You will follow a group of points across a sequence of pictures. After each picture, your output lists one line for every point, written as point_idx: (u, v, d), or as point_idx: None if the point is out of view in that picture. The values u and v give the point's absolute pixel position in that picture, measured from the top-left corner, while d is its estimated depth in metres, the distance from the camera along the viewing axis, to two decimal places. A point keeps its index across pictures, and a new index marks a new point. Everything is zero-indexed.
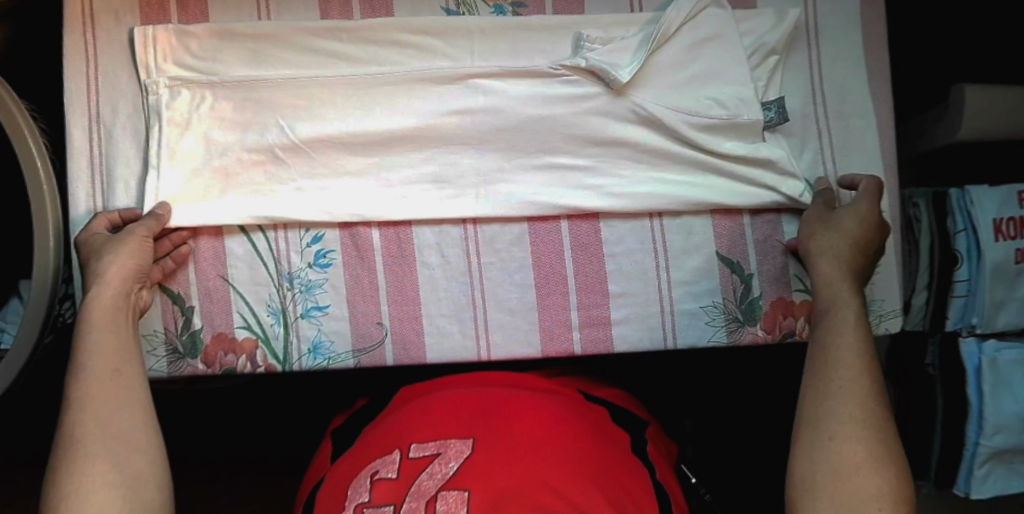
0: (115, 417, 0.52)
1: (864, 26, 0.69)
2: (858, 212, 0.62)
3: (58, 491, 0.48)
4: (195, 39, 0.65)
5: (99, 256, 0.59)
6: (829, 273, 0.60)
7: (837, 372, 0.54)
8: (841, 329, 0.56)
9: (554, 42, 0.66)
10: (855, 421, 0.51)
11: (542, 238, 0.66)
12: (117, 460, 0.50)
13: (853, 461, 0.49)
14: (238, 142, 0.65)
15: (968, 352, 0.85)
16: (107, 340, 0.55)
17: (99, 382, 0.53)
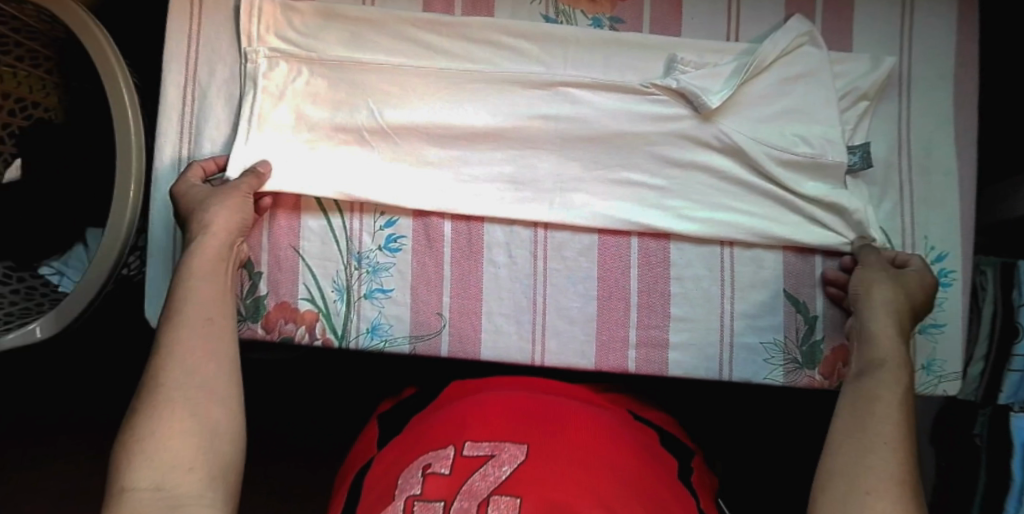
0: (201, 366, 0.53)
1: (956, 84, 0.69)
2: (921, 276, 0.62)
3: (138, 431, 0.49)
4: (299, 15, 0.67)
5: (204, 203, 0.60)
6: (882, 326, 0.59)
7: (880, 430, 0.52)
8: (879, 387, 0.55)
9: (647, 61, 0.66)
10: (893, 477, 0.48)
11: (612, 251, 0.66)
12: (199, 410, 0.51)
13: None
14: (325, 119, 0.65)
15: (1018, 426, 0.80)
16: (206, 290, 0.57)
17: (193, 330, 0.55)
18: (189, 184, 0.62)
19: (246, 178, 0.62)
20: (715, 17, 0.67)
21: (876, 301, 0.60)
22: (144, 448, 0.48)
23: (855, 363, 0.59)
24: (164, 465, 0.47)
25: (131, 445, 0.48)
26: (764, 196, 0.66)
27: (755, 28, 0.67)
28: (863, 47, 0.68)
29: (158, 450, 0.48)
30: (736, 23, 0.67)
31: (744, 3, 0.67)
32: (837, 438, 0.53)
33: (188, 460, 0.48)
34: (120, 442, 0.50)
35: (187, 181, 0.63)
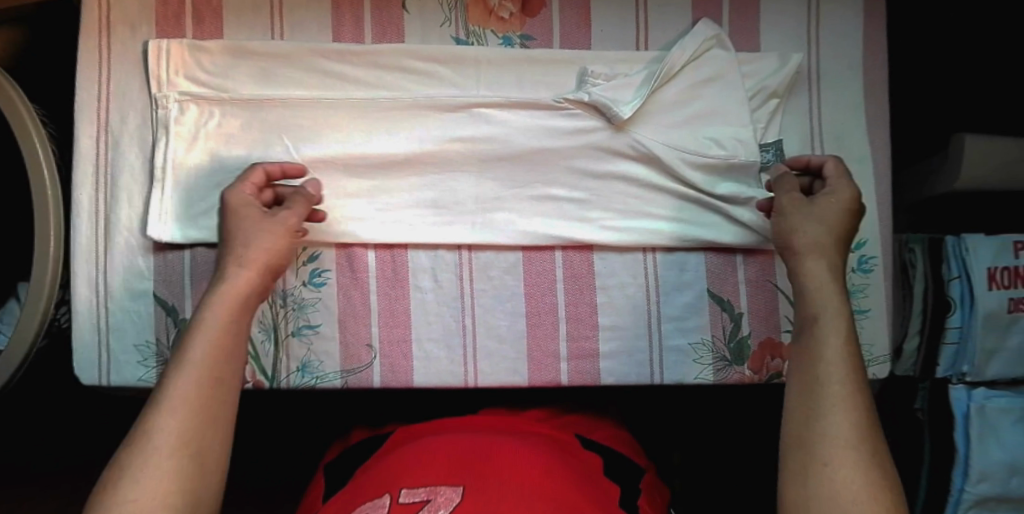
0: (197, 429, 0.50)
1: (865, 73, 0.69)
2: (838, 197, 0.61)
3: (116, 494, 0.46)
4: (208, 54, 0.67)
5: (245, 237, 0.60)
6: (813, 273, 0.58)
7: (828, 389, 0.51)
8: (825, 342, 0.53)
9: (559, 76, 0.67)
10: (846, 442, 0.48)
11: (536, 268, 0.67)
12: (185, 480, 0.48)
13: (846, 490, 0.46)
14: (243, 160, 0.66)
15: (956, 398, 0.86)
16: (216, 340, 0.54)
17: (194, 387, 0.52)
18: (238, 211, 0.60)
19: (289, 212, 0.61)
20: (624, 27, 0.68)
21: (801, 248, 0.59)
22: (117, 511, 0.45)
23: (798, 316, 0.57)
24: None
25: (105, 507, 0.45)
26: (682, 201, 0.67)
27: (664, 34, 0.68)
28: (772, 43, 0.69)
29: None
30: (645, 31, 0.68)
31: (652, 11, 0.68)
32: (792, 407, 0.52)
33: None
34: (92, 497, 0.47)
35: (235, 204, 0.60)
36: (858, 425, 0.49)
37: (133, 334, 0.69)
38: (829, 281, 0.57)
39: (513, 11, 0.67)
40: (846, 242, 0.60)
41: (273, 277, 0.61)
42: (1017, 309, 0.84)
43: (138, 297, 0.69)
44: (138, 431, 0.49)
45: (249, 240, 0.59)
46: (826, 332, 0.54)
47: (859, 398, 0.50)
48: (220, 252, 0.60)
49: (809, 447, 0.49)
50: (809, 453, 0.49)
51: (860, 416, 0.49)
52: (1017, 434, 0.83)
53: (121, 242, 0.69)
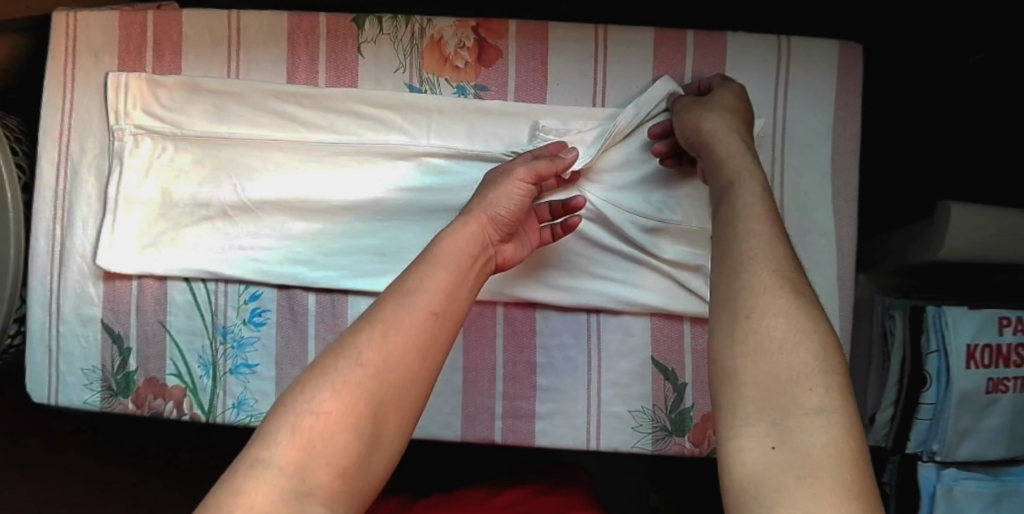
0: (402, 359, 0.44)
1: (835, 142, 0.67)
2: (728, 89, 0.60)
3: (305, 398, 0.41)
4: (166, 90, 0.67)
5: (488, 189, 0.57)
6: (727, 144, 0.53)
7: (747, 241, 0.42)
8: (744, 195, 0.46)
9: (511, 128, 0.65)
10: (770, 288, 0.39)
11: (476, 323, 0.66)
12: (364, 405, 0.42)
13: (777, 342, 0.37)
14: (191, 196, 0.66)
15: (924, 476, 0.82)
16: (439, 279, 0.49)
17: (410, 315, 0.46)
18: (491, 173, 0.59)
19: (528, 169, 0.58)
20: (581, 82, 0.66)
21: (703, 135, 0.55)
22: (302, 418, 0.40)
23: (712, 186, 0.51)
24: (315, 446, 0.40)
25: (290, 411, 0.40)
26: (629, 263, 0.65)
27: (622, 91, 0.66)
28: None
29: (315, 439, 0.40)
30: (603, 87, 0.66)
31: (612, 66, 0.66)
32: (714, 263, 0.44)
33: (339, 463, 0.40)
34: (281, 395, 0.42)
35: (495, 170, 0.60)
36: (784, 271, 0.40)
37: (80, 358, 0.68)
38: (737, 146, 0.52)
39: (468, 61, 0.66)
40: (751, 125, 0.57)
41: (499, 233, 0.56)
42: (995, 389, 0.80)
43: (87, 322, 0.68)
44: (344, 339, 0.44)
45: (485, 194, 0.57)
46: (742, 187, 0.47)
47: (782, 247, 0.42)
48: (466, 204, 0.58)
49: (734, 298, 0.40)
50: (732, 305, 0.40)
51: (783, 259, 0.41)
52: None
53: (76, 266, 0.69)
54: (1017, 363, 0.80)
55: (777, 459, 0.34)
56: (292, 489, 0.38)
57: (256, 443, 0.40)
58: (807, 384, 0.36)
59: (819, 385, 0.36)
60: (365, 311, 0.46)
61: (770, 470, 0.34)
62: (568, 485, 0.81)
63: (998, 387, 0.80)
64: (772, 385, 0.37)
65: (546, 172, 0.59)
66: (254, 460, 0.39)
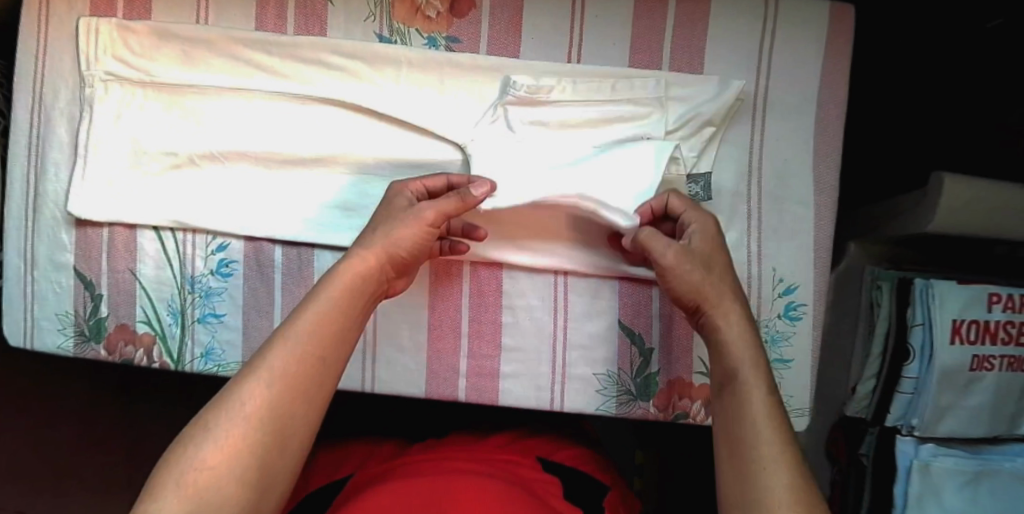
0: (285, 406, 0.48)
1: (820, 106, 0.64)
2: (704, 232, 0.57)
3: (188, 455, 0.44)
4: (136, 36, 0.66)
5: (386, 226, 0.58)
6: (731, 322, 0.54)
7: (753, 403, 0.49)
8: (735, 345, 0.52)
9: (483, 84, 0.64)
10: (776, 447, 0.47)
11: (442, 280, 0.66)
12: (249, 454, 0.45)
13: (776, 500, 0.44)
14: (161, 145, 0.66)
15: (902, 451, 0.81)
16: (325, 322, 0.52)
17: (295, 362, 0.49)
18: (386, 202, 0.60)
19: (434, 206, 0.57)
20: (557, 36, 0.64)
21: (670, 261, 0.55)
22: (186, 474, 0.43)
23: (715, 363, 0.54)
24: (202, 500, 0.43)
25: (174, 470, 0.44)
26: (595, 224, 0.64)
27: (598, 48, 0.64)
28: (717, 66, 0.64)
29: (200, 494, 0.43)
30: (579, 43, 0.64)
31: (589, 21, 0.64)
32: (721, 425, 0.50)
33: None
34: (165, 451, 0.45)
35: (391, 194, 0.60)
36: (782, 430, 0.48)
37: (54, 303, 0.69)
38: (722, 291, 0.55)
39: (440, 11, 0.64)
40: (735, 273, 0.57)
41: (397, 267, 0.58)
42: (978, 367, 0.77)
43: (60, 268, 0.69)
44: (230, 392, 0.47)
45: (381, 231, 0.57)
46: (725, 331, 0.53)
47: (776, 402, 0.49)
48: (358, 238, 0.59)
49: (741, 455, 0.47)
50: (746, 463, 0.47)
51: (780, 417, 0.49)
52: (960, 500, 0.78)
53: (50, 212, 0.69)
54: (1004, 341, 0.78)
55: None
56: None
57: (143, 500, 0.43)
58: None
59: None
60: (248, 361, 0.49)
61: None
62: (551, 434, 0.84)
63: (982, 365, 0.78)
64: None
65: (453, 213, 0.58)
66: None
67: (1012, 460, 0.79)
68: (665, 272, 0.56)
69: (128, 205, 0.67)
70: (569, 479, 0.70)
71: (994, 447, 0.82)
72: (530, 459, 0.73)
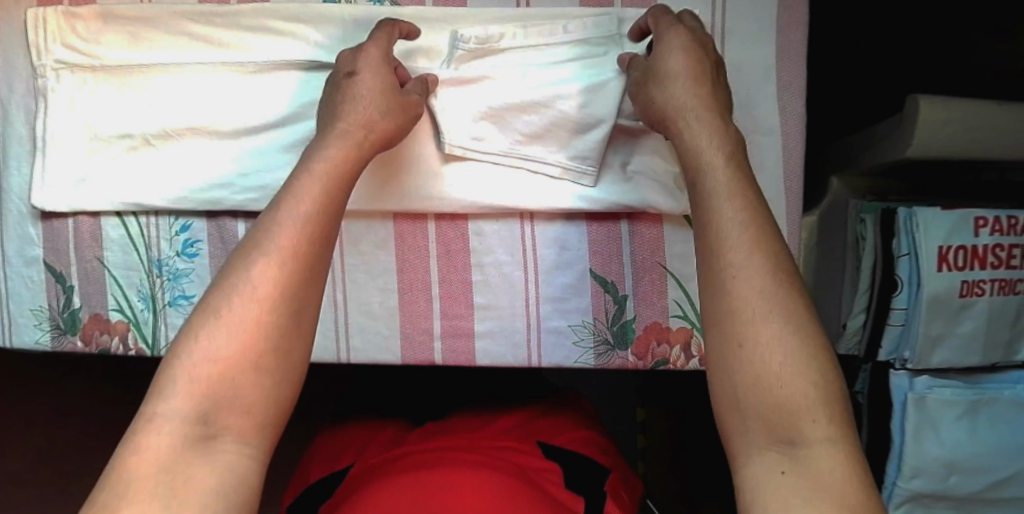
0: (290, 284, 0.46)
1: (779, 33, 0.62)
2: (668, 44, 0.54)
3: (200, 346, 0.43)
4: (82, 21, 0.65)
5: (354, 103, 0.55)
6: (692, 127, 0.51)
7: (722, 208, 0.46)
8: (700, 147, 0.50)
9: (428, 39, 0.63)
10: (753, 252, 0.44)
11: (408, 242, 0.65)
12: (255, 340, 0.44)
13: (750, 305, 0.42)
14: (115, 129, 0.65)
15: (896, 386, 0.78)
16: (313, 196, 0.49)
17: (298, 239, 0.47)
18: (373, 67, 0.56)
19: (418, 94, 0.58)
20: None
21: (638, 83, 0.56)
22: (194, 369, 0.42)
23: (687, 165, 0.51)
24: (217, 393, 0.42)
25: (181, 366, 0.42)
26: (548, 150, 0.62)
27: None
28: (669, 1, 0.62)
29: (215, 385, 0.42)
30: None
31: None
32: (697, 241, 0.47)
33: (246, 402, 0.43)
34: (172, 347, 0.44)
35: (370, 57, 0.56)
36: (763, 237, 0.44)
37: (28, 299, 0.69)
38: (685, 92, 0.52)
39: None
40: (711, 81, 0.54)
41: (383, 144, 0.56)
42: (968, 293, 0.75)
43: (30, 262, 0.69)
44: (233, 276, 0.45)
45: (380, 110, 0.55)
46: (688, 132, 0.51)
47: (757, 206, 0.46)
48: (334, 106, 0.55)
49: (712, 270, 0.45)
50: (713, 275, 0.44)
51: (752, 219, 0.45)
52: (957, 429, 0.76)
53: (15, 208, 0.68)
54: (994, 265, 0.75)
55: (765, 430, 0.40)
56: (191, 436, 0.41)
57: (149, 401, 0.42)
58: (767, 338, 0.42)
59: (788, 342, 0.41)
60: (244, 242, 0.47)
61: (768, 457, 0.40)
62: (552, 411, 0.83)
63: (972, 290, 0.75)
64: (739, 348, 0.42)
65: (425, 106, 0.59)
66: (148, 413, 0.41)
67: (1011, 386, 0.78)
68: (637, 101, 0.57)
69: (88, 191, 0.66)
70: (570, 462, 0.69)
71: (991, 375, 0.80)
72: (530, 443, 0.71)
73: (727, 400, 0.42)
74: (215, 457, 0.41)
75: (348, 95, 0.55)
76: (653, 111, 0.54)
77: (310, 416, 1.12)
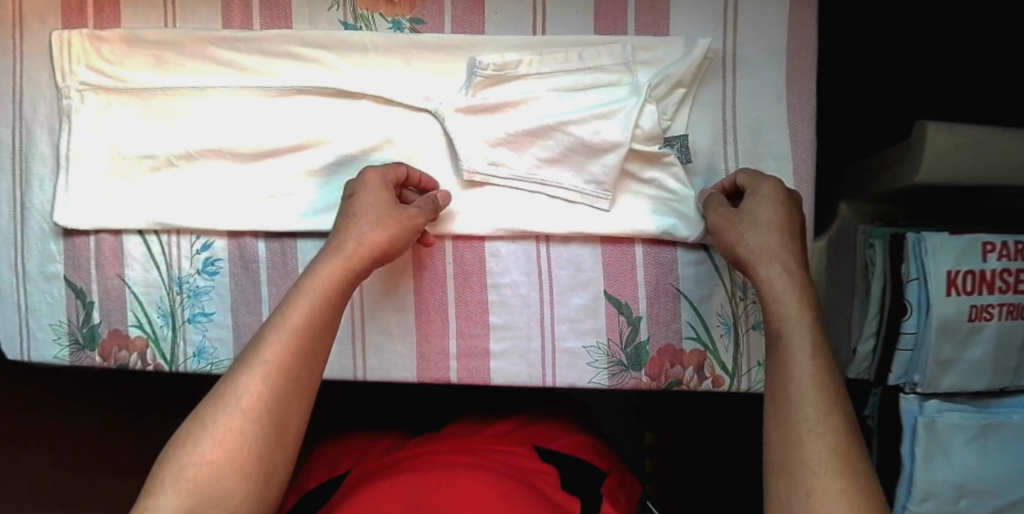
0: (277, 400, 0.50)
1: (790, 61, 0.64)
2: (765, 196, 0.58)
3: (193, 448, 0.48)
4: (107, 44, 0.66)
5: (355, 223, 0.57)
6: (774, 272, 0.55)
7: (795, 362, 0.51)
8: (782, 292, 0.54)
9: (447, 67, 0.65)
10: (817, 405, 0.49)
11: (425, 262, 0.66)
12: (239, 447, 0.48)
13: (813, 461, 0.46)
14: (138, 148, 0.67)
15: (906, 409, 0.79)
16: (313, 313, 0.53)
17: (286, 358, 0.51)
18: (373, 188, 0.58)
19: (419, 211, 0.59)
20: (519, 10, 0.64)
21: (716, 224, 0.59)
22: (184, 469, 0.47)
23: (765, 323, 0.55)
24: (198, 493, 0.47)
25: (176, 465, 0.47)
26: (564, 174, 0.63)
27: (562, 18, 0.64)
28: (682, 29, 0.64)
29: (197, 487, 0.47)
30: (542, 15, 0.64)
31: None
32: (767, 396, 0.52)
33: (226, 507, 0.47)
34: (172, 442, 0.49)
35: (369, 181, 0.58)
36: (828, 398, 0.49)
37: (48, 314, 0.70)
38: (773, 240, 0.56)
39: None
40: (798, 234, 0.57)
41: (383, 261, 0.58)
42: (977, 317, 0.75)
43: (51, 279, 0.70)
44: (230, 385, 0.50)
45: (378, 230, 0.57)
46: (768, 277, 0.55)
47: (824, 360, 0.51)
48: (339, 223, 0.58)
49: (783, 415, 0.50)
50: (786, 425, 0.49)
51: (822, 369, 0.50)
52: (966, 452, 0.76)
53: (37, 224, 0.69)
54: (1002, 289, 0.76)
55: None
56: None
57: (143, 496, 0.47)
58: (831, 487, 0.45)
59: (844, 494, 0.45)
60: (244, 353, 0.52)
61: None
62: (554, 417, 0.84)
63: (981, 314, 0.76)
64: (806, 496, 0.46)
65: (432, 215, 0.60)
66: (142, 509, 0.46)
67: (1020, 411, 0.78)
68: (713, 206, 0.60)
69: (111, 209, 0.67)
70: (566, 464, 0.69)
71: (1001, 400, 0.80)
72: (528, 448, 0.72)
73: None
74: None
75: (350, 213, 0.58)
76: (732, 254, 0.58)
77: (315, 433, 1.12)
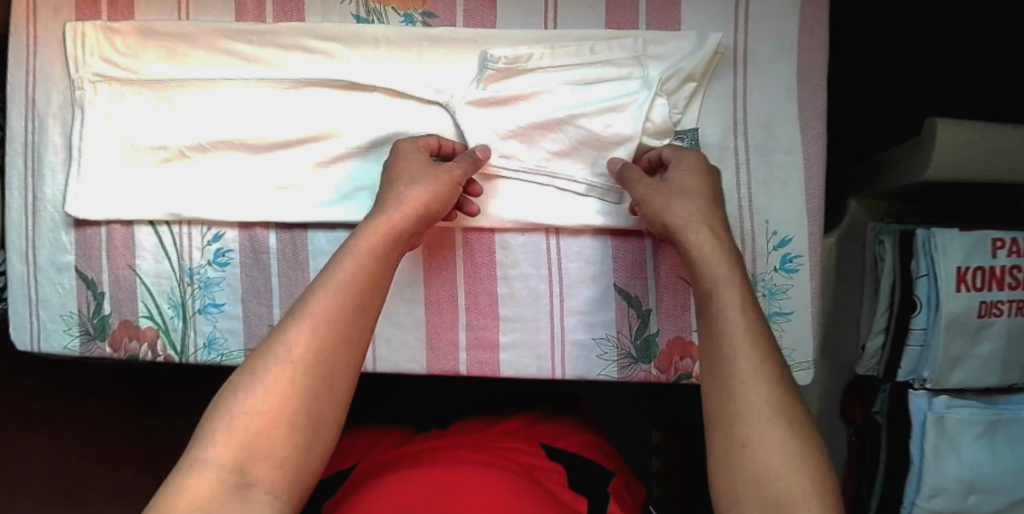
0: (326, 352, 0.50)
1: (801, 55, 0.64)
2: (689, 167, 0.58)
3: (242, 398, 0.47)
4: (120, 36, 0.67)
5: (400, 183, 0.58)
6: (699, 240, 0.55)
7: (727, 313, 0.50)
8: (710, 257, 0.54)
9: (458, 61, 0.65)
10: (754, 355, 0.48)
11: (435, 254, 0.66)
12: (289, 398, 0.48)
13: (753, 411, 0.46)
14: (150, 140, 0.67)
15: (915, 405, 0.79)
16: (360, 268, 0.53)
17: (334, 309, 0.51)
18: (412, 153, 0.60)
19: (456, 165, 0.59)
20: (530, 4, 0.64)
21: (642, 195, 0.58)
22: (235, 419, 0.47)
23: (693, 290, 0.54)
24: (249, 444, 0.46)
25: (226, 416, 0.47)
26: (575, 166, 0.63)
27: (573, 11, 0.64)
28: (692, 23, 0.64)
29: (249, 436, 0.46)
30: (554, 9, 0.64)
31: None
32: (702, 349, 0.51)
33: (278, 456, 0.46)
34: (219, 394, 0.48)
35: (403, 150, 0.60)
36: (762, 348, 0.49)
37: (59, 305, 0.70)
38: (699, 208, 0.56)
39: None
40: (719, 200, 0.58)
41: (428, 222, 0.59)
42: (987, 313, 0.75)
43: (62, 269, 0.70)
44: (277, 338, 0.50)
45: (422, 188, 0.57)
46: (696, 245, 0.54)
47: (754, 311, 0.51)
48: (380, 191, 0.59)
49: (717, 367, 0.49)
50: (721, 376, 0.49)
51: (754, 320, 0.50)
52: (975, 449, 0.76)
53: (49, 216, 0.70)
54: (1012, 286, 0.75)
55: None
56: (229, 481, 0.45)
57: (193, 447, 0.46)
58: (770, 437, 0.45)
59: (783, 444, 0.45)
60: (290, 309, 0.52)
61: None
62: (557, 415, 0.83)
63: (990, 311, 0.75)
64: (744, 446, 0.46)
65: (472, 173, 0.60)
66: (193, 460, 0.45)
67: None
68: (634, 178, 0.59)
69: (123, 200, 0.67)
70: (570, 463, 0.69)
71: (1012, 396, 0.79)
72: (534, 446, 0.72)
73: (728, 492, 0.45)
74: (249, 504, 0.44)
75: (395, 176, 0.59)
76: (659, 223, 0.57)
77: None
